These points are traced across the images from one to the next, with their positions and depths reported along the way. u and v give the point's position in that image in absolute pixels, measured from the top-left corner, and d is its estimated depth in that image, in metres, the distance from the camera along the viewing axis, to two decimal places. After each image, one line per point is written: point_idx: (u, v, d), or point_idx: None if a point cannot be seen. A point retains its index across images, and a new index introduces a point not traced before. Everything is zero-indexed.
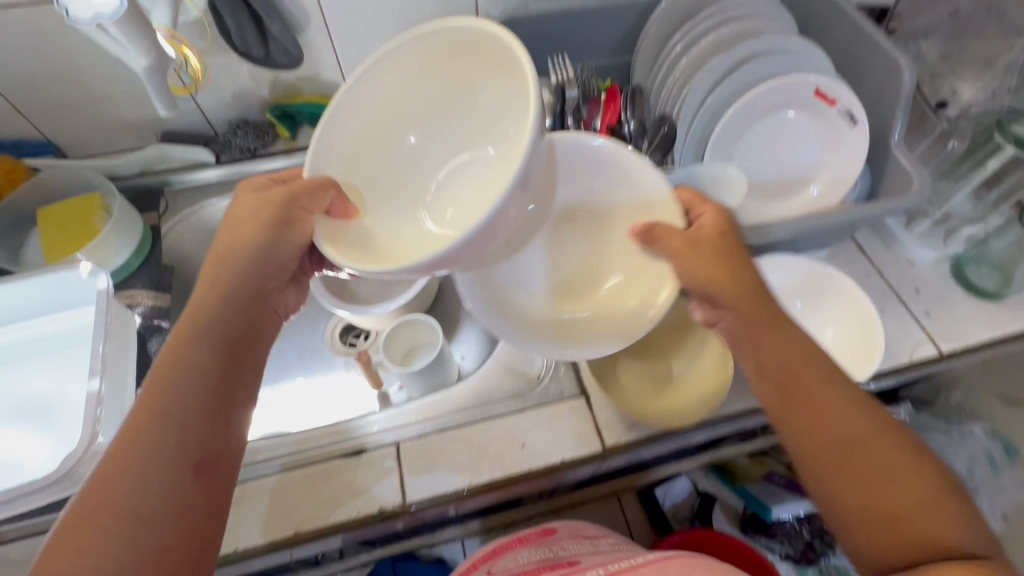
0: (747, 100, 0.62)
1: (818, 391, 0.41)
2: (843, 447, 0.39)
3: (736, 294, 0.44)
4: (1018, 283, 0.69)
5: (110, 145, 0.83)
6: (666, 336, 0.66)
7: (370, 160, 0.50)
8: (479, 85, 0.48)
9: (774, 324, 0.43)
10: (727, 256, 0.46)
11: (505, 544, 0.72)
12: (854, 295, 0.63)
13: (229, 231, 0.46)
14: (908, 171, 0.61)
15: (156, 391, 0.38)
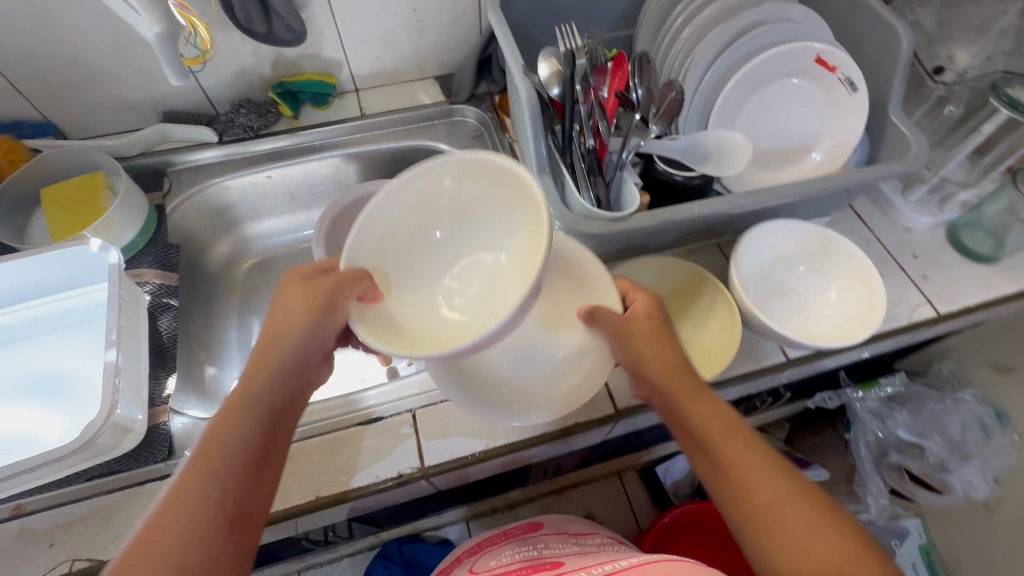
0: (750, 67, 0.63)
1: (741, 460, 0.42)
2: (772, 515, 0.39)
3: (660, 368, 0.46)
4: (1011, 246, 0.71)
5: (111, 125, 0.83)
6: (675, 300, 0.66)
7: (395, 252, 0.49)
8: (498, 202, 0.47)
9: (695, 395, 0.45)
10: (657, 333, 0.48)
11: (491, 539, 0.78)
12: (855, 258, 0.65)
13: (280, 303, 0.46)
14: (907, 135, 0.63)
15: (202, 460, 0.38)
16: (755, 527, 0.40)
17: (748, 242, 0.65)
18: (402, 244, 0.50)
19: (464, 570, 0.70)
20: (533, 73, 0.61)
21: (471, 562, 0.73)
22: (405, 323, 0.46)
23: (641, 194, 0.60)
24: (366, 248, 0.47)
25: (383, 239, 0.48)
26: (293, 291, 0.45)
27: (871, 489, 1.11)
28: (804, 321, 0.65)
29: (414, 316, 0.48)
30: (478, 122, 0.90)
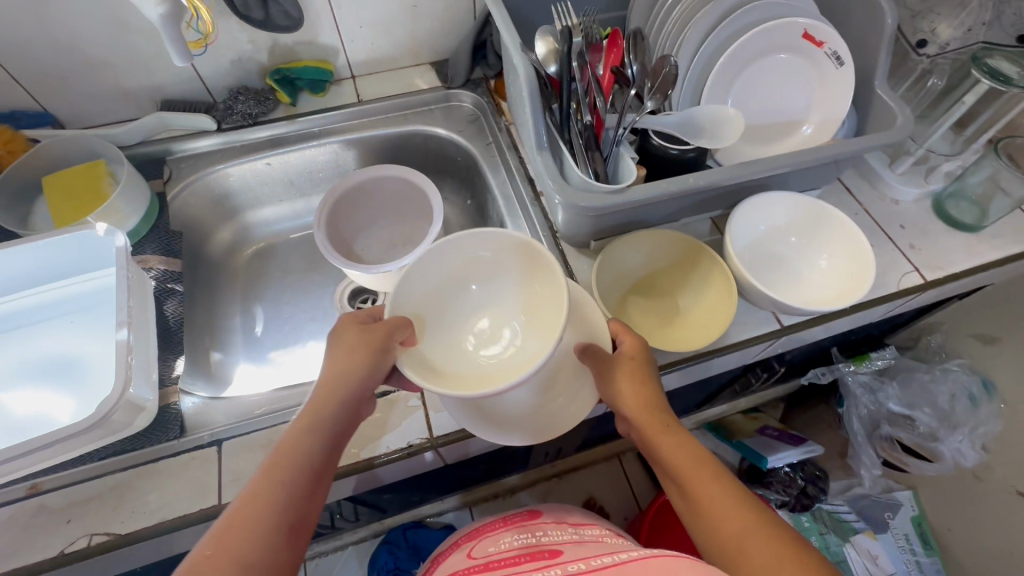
0: (739, 44, 0.65)
1: (707, 490, 0.47)
2: (733, 541, 0.44)
3: (636, 406, 0.52)
4: (993, 216, 0.74)
5: (109, 114, 0.83)
6: (674, 272, 0.70)
7: (436, 304, 0.58)
8: (529, 274, 0.56)
9: (668, 430, 0.51)
10: (638, 373, 0.53)
11: (490, 524, 0.79)
12: (844, 226, 0.67)
13: (338, 340, 0.52)
14: (893, 107, 0.65)
15: (269, 474, 0.43)
16: (719, 549, 0.45)
17: (742, 215, 0.67)
18: (435, 297, 0.58)
19: (462, 554, 0.70)
20: (531, 51, 0.62)
21: (470, 547, 0.73)
22: (441, 366, 0.54)
23: (637, 167, 0.62)
24: (411, 297, 0.55)
25: (422, 291, 0.56)
26: (350, 333, 0.51)
27: (864, 462, 1.16)
28: (797, 289, 0.68)
29: (442, 360, 0.55)
30: (475, 107, 0.91)
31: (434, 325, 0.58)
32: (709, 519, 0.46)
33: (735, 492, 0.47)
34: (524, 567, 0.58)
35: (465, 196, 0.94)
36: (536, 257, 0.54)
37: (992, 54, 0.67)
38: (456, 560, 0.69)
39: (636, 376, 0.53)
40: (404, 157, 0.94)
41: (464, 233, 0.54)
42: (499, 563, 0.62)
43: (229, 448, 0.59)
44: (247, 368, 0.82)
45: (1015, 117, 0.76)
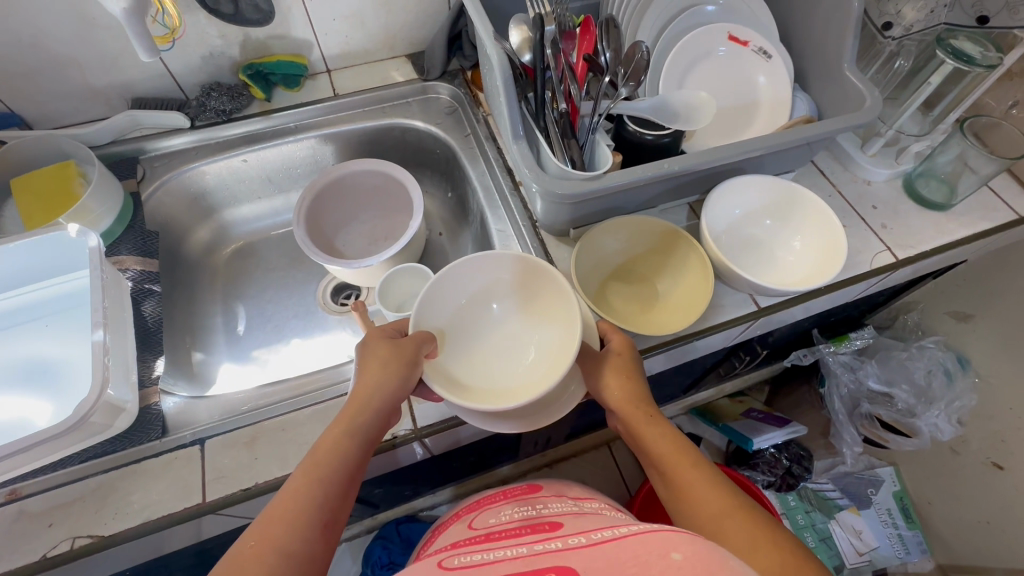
0: (685, 40, 0.70)
1: (689, 475, 0.49)
2: (712, 523, 0.45)
3: (621, 397, 0.53)
4: (962, 192, 0.75)
5: (79, 114, 0.81)
6: (653, 257, 0.71)
7: (459, 319, 0.63)
8: (545, 294, 0.62)
9: (650, 420, 0.52)
10: (623, 365, 0.55)
11: (490, 497, 0.80)
12: (815, 207, 0.68)
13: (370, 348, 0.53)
14: (861, 89, 0.66)
15: (309, 472, 0.45)
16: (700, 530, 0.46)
17: (716, 200, 0.68)
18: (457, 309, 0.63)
19: (464, 525, 0.71)
20: (503, 40, 0.62)
21: (470, 519, 0.74)
22: (458, 374, 0.59)
23: (613, 154, 0.63)
24: (435, 312, 0.61)
25: (446, 304, 0.63)
26: (381, 345, 0.53)
27: (846, 440, 1.16)
28: (771, 271, 0.69)
29: (460, 368, 0.60)
30: (452, 99, 0.91)
31: (455, 335, 0.63)
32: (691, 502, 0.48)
33: (715, 477, 0.49)
34: (523, 539, 0.55)
35: (446, 189, 0.94)
36: (550, 281, 0.60)
37: (956, 34, 0.69)
38: (458, 531, 0.70)
39: (622, 368, 0.54)
40: (384, 150, 0.94)
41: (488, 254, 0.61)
42: (498, 536, 0.60)
43: (211, 446, 0.58)
44: (231, 368, 0.81)
45: (980, 97, 0.78)
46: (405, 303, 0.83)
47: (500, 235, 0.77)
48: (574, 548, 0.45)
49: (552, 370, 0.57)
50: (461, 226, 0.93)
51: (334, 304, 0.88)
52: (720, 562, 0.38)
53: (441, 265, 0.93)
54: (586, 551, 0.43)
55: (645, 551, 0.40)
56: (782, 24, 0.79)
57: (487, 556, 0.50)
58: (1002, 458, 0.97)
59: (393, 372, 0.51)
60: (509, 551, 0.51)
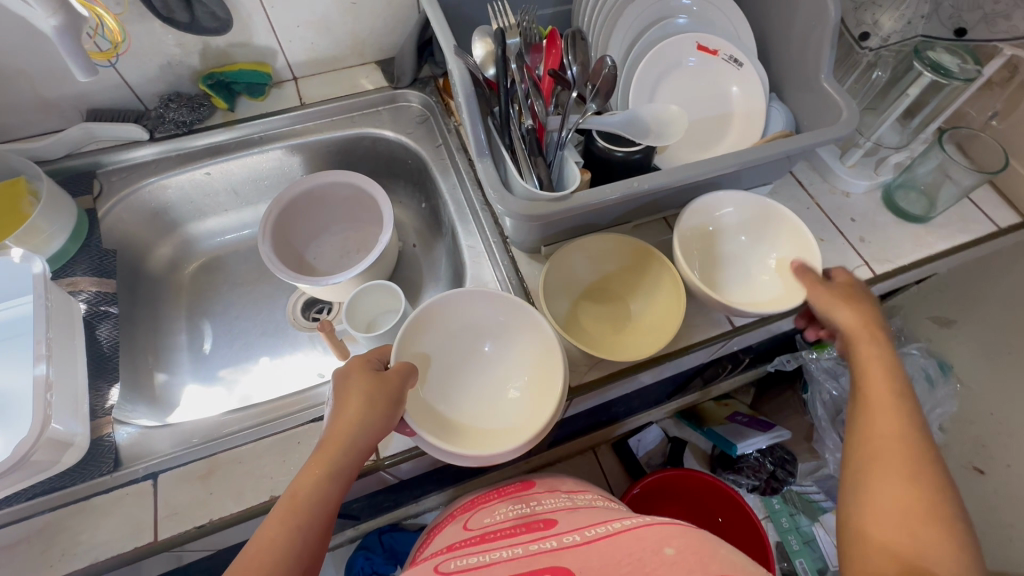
0: (652, 54, 0.68)
1: (879, 398, 0.49)
2: (876, 440, 0.46)
3: (848, 317, 0.56)
4: (941, 205, 0.74)
5: (31, 127, 0.78)
6: (626, 276, 0.69)
7: (441, 348, 0.62)
8: (528, 334, 0.61)
9: (873, 342, 0.53)
10: (855, 297, 0.58)
11: (484, 496, 0.72)
12: (789, 221, 0.66)
13: (347, 381, 0.50)
14: (838, 102, 0.65)
15: (287, 517, 0.42)
16: (857, 445, 0.47)
17: (689, 216, 0.66)
18: (441, 341, 0.62)
19: (458, 526, 0.64)
20: (467, 53, 0.60)
21: (466, 518, 0.67)
22: (441, 411, 0.58)
23: (581, 172, 0.60)
24: (415, 341, 0.59)
25: (429, 335, 0.61)
26: (363, 379, 0.50)
27: (829, 445, 1.13)
28: (744, 291, 0.68)
29: (445, 403, 0.60)
30: (423, 107, 0.88)
31: (440, 368, 0.62)
32: (863, 420, 0.48)
33: (908, 414, 0.47)
34: (518, 538, 0.52)
35: (419, 199, 0.91)
36: (533, 322, 0.59)
37: (933, 46, 0.66)
38: (450, 533, 0.63)
39: (843, 294, 0.58)
40: (355, 161, 0.91)
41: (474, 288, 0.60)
42: (493, 536, 0.55)
43: (165, 481, 0.56)
44: (195, 390, 0.79)
45: (961, 106, 0.76)
46: (376, 320, 0.81)
47: (470, 252, 0.74)
48: (568, 547, 0.46)
49: (530, 416, 0.56)
50: (434, 238, 0.91)
51: (303, 319, 0.86)
52: (710, 553, 0.42)
53: (414, 277, 0.91)
54: (581, 549, 0.45)
55: (639, 548, 0.42)
56: (759, 31, 0.77)
57: (482, 559, 0.48)
58: (983, 462, 0.93)
59: (376, 410, 0.48)
60: (503, 552, 0.48)
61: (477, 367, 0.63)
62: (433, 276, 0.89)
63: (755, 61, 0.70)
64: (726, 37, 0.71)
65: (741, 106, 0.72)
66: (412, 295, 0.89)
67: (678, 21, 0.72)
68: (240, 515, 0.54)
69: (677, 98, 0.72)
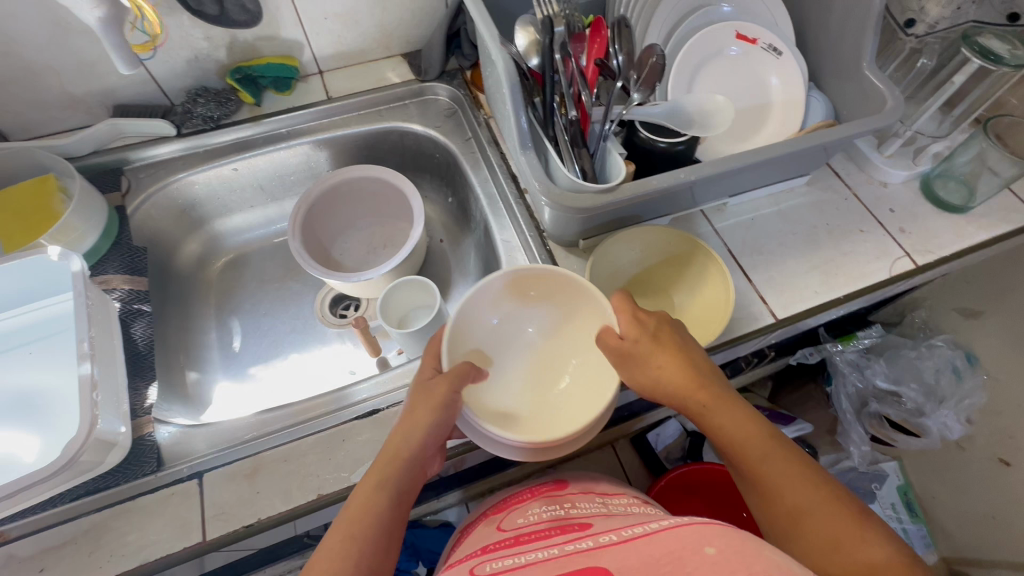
0: (693, 42, 0.67)
1: (763, 468, 0.48)
2: (792, 517, 0.46)
3: (677, 384, 0.50)
4: (981, 195, 0.73)
5: (57, 123, 0.77)
6: (669, 268, 0.68)
7: (489, 336, 0.62)
8: (576, 309, 0.61)
9: (721, 406, 0.50)
10: (663, 351, 0.51)
11: (518, 495, 0.71)
12: (522, 275, 0.59)
13: (410, 396, 0.53)
14: (882, 90, 0.64)
15: (350, 524, 0.45)
16: (769, 520, 0.48)
17: (471, 304, 0.59)
18: (487, 329, 0.62)
19: (492, 527, 0.63)
20: (510, 43, 0.58)
21: (498, 519, 0.66)
22: (491, 401, 0.58)
23: (626, 163, 0.58)
24: (463, 330, 0.59)
25: (479, 322, 0.61)
26: (417, 392, 0.52)
27: (854, 438, 1.12)
28: (536, 394, 0.61)
29: (495, 391, 0.60)
30: (451, 100, 0.87)
31: (487, 355, 0.62)
32: (765, 493, 0.48)
33: (789, 468, 0.48)
34: (553, 540, 0.50)
35: (446, 194, 0.91)
36: (580, 292, 0.59)
37: (982, 32, 0.65)
38: (484, 533, 0.62)
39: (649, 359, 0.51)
40: (381, 156, 0.90)
41: (518, 270, 0.59)
42: (528, 537, 0.54)
43: (210, 480, 0.55)
44: (227, 387, 0.78)
45: (1001, 95, 0.75)
46: (407, 316, 0.80)
47: (505, 247, 0.74)
48: (605, 547, 0.43)
49: (592, 395, 0.56)
50: (461, 233, 0.90)
51: (332, 316, 0.85)
52: (753, 553, 0.37)
53: (444, 272, 0.91)
54: (619, 549, 0.42)
55: (678, 545, 0.39)
56: (797, 18, 0.76)
57: (518, 560, 0.45)
58: (1009, 453, 0.91)
59: (424, 421, 0.50)
60: (540, 553, 0.46)
61: (524, 348, 0.64)
62: (461, 271, 0.89)
63: (796, 51, 0.69)
64: (766, 25, 0.70)
65: (780, 96, 0.70)
66: (441, 290, 0.88)
67: (720, 9, 0.71)
68: (289, 513, 0.54)
69: (716, 88, 0.71)
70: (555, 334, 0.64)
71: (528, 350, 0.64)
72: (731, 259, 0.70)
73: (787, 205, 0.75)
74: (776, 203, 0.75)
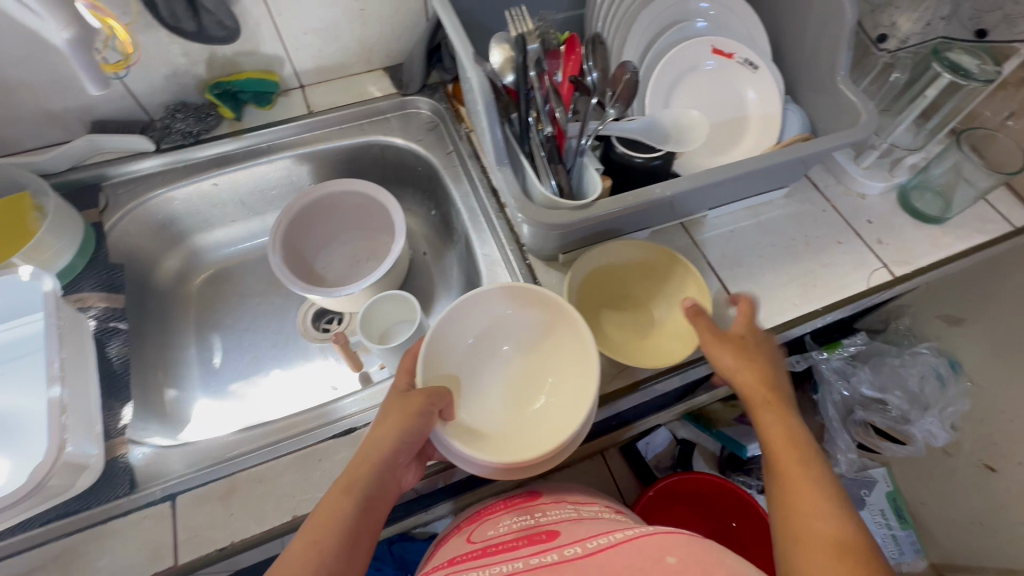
0: (668, 57, 0.68)
1: (790, 470, 0.46)
2: (802, 522, 0.43)
3: (748, 374, 0.53)
4: (957, 206, 0.75)
5: (34, 139, 0.76)
6: (648, 281, 0.68)
7: (466, 356, 0.62)
8: (551, 324, 0.62)
9: (777, 408, 0.51)
10: (749, 349, 0.54)
11: (491, 506, 0.71)
12: (498, 293, 0.60)
13: (385, 409, 0.52)
14: (856, 104, 0.64)
15: (313, 532, 0.44)
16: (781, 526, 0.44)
17: (446, 324, 0.59)
18: (463, 348, 0.62)
19: (462, 540, 0.62)
20: (485, 61, 0.58)
21: (469, 531, 0.66)
22: (467, 420, 0.58)
23: (602, 179, 0.59)
24: (440, 351, 0.59)
25: (454, 342, 0.61)
26: (392, 404, 0.52)
27: (840, 446, 1.11)
28: (512, 414, 0.60)
29: (471, 410, 0.60)
30: (432, 114, 0.87)
31: (464, 374, 0.62)
32: (786, 495, 0.45)
33: (823, 484, 0.45)
34: (519, 552, 0.50)
35: (428, 207, 0.91)
36: (556, 308, 0.59)
37: (951, 47, 0.66)
38: (455, 545, 0.62)
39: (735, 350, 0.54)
40: (362, 168, 0.90)
41: (493, 288, 0.59)
42: (495, 549, 0.54)
43: (183, 502, 0.55)
44: (207, 404, 0.77)
45: (975, 107, 0.76)
46: (389, 331, 0.80)
47: (486, 261, 0.74)
48: (570, 559, 0.44)
49: (570, 411, 0.56)
50: (444, 245, 0.90)
51: (315, 330, 0.84)
52: (713, 563, 0.39)
53: (428, 285, 0.90)
54: (582, 561, 0.43)
55: (640, 556, 0.41)
56: (772, 34, 0.77)
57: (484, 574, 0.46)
58: (993, 459, 0.91)
59: (397, 431, 0.49)
60: (505, 566, 0.46)
61: (501, 365, 0.64)
62: (445, 284, 0.89)
63: (771, 65, 0.70)
64: (740, 39, 0.71)
65: (756, 110, 0.71)
66: (424, 304, 0.88)
67: (696, 25, 0.72)
68: (263, 536, 0.53)
69: (693, 102, 0.71)
70: (533, 351, 0.64)
71: (504, 367, 0.64)
72: (710, 271, 0.71)
73: (766, 217, 0.75)
74: (755, 215, 0.75)
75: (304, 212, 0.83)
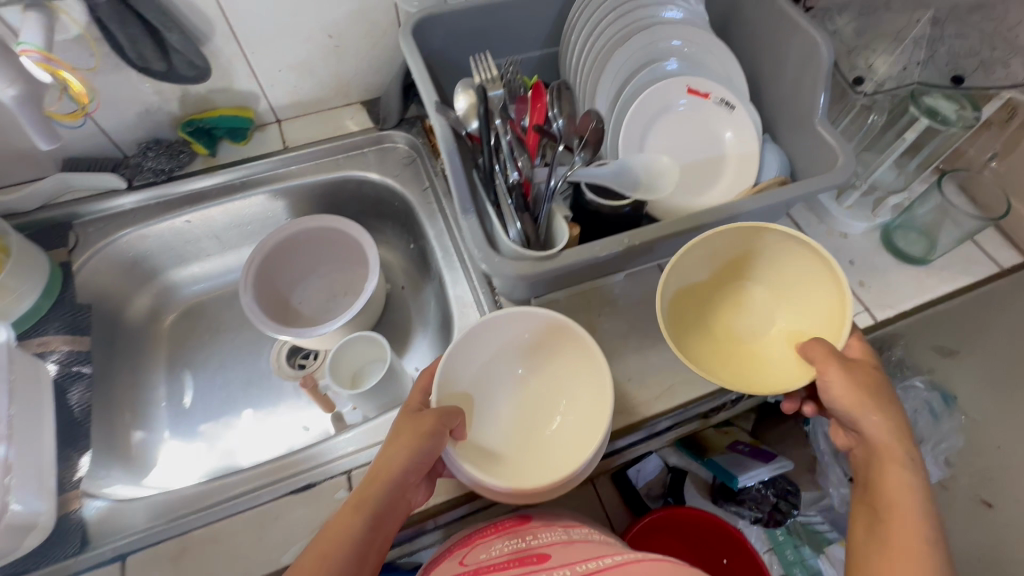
0: (640, 100, 0.66)
1: (900, 529, 0.44)
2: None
3: (876, 418, 0.48)
4: (942, 247, 0.73)
5: (4, 178, 0.75)
6: (770, 267, 0.59)
7: (480, 375, 0.61)
8: (564, 349, 0.60)
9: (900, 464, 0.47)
10: (872, 389, 0.49)
11: (481, 530, 0.65)
12: (515, 315, 0.58)
13: (398, 424, 0.51)
14: (832, 148, 0.63)
15: (324, 546, 0.44)
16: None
17: (461, 347, 0.57)
18: (476, 370, 0.60)
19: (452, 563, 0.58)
20: (448, 108, 0.58)
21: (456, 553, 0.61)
22: (476, 444, 0.57)
23: (570, 226, 0.57)
24: (454, 373, 0.57)
25: (468, 364, 0.59)
26: (404, 421, 0.50)
27: (831, 479, 1.04)
28: (521, 438, 0.59)
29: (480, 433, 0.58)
30: (409, 147, 0.86)
31: (477, 395, 0.60)
32: (886, 551, 0.44)
33: (933, 556, 0.43)
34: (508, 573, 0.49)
35: (407, 240, 0.89)
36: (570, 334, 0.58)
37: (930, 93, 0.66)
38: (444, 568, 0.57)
39: (863, 391, 0.49)
40: (340, 202, 0.89)
41: (510, 312, 0.57)
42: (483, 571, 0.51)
43: (132, 563, 0.53)
44: (173, 447, 0.76)
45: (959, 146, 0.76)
46: (362, 371, 0.78)
47: (457, 302, 0.72)
48: None
49: (581, 439, 0.55)
50: (422, 280, 0.89)
51: (289, 368, 0.82)
52: None
53: (404, 321, 0.89)
54: None
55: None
56: (750, 74, 0.76)
57: None
58: None
59: (407, 450, 0.47)
60: None
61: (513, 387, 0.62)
62: (422, 320, 0.87)
63: (749, 105, 0.68)
64: (716, 79, 0.70)
65: (734, 149, 0.69)
66: (400, 342, 0.86)
67: (667, 64, 0.69)
68: None
69: (670, 142, 0.70)
70: (542, 373, 0.63)
71: (515, 389, 0.63)
72: None
73: None
74: None
75: (294, 236, 0.82)
